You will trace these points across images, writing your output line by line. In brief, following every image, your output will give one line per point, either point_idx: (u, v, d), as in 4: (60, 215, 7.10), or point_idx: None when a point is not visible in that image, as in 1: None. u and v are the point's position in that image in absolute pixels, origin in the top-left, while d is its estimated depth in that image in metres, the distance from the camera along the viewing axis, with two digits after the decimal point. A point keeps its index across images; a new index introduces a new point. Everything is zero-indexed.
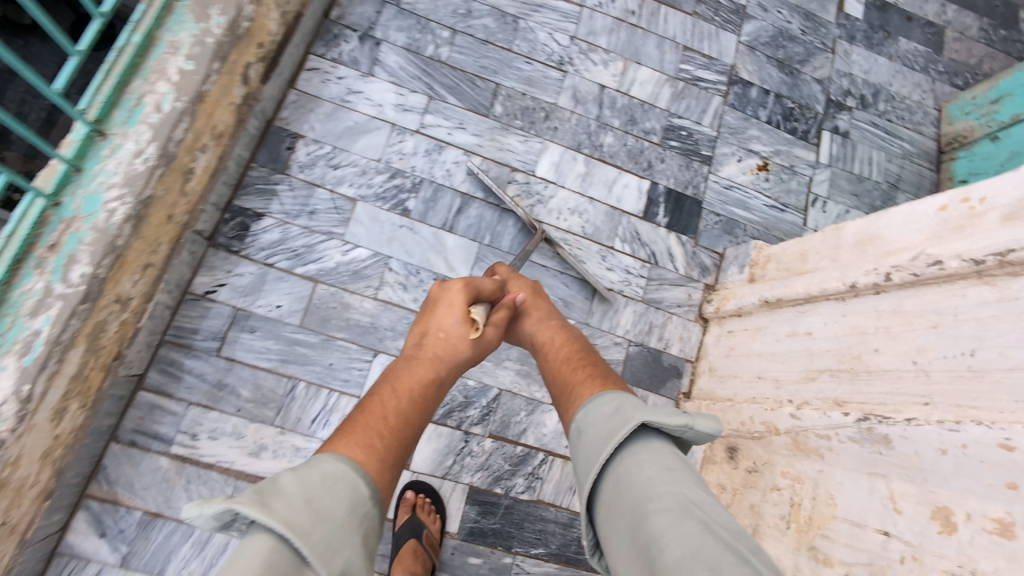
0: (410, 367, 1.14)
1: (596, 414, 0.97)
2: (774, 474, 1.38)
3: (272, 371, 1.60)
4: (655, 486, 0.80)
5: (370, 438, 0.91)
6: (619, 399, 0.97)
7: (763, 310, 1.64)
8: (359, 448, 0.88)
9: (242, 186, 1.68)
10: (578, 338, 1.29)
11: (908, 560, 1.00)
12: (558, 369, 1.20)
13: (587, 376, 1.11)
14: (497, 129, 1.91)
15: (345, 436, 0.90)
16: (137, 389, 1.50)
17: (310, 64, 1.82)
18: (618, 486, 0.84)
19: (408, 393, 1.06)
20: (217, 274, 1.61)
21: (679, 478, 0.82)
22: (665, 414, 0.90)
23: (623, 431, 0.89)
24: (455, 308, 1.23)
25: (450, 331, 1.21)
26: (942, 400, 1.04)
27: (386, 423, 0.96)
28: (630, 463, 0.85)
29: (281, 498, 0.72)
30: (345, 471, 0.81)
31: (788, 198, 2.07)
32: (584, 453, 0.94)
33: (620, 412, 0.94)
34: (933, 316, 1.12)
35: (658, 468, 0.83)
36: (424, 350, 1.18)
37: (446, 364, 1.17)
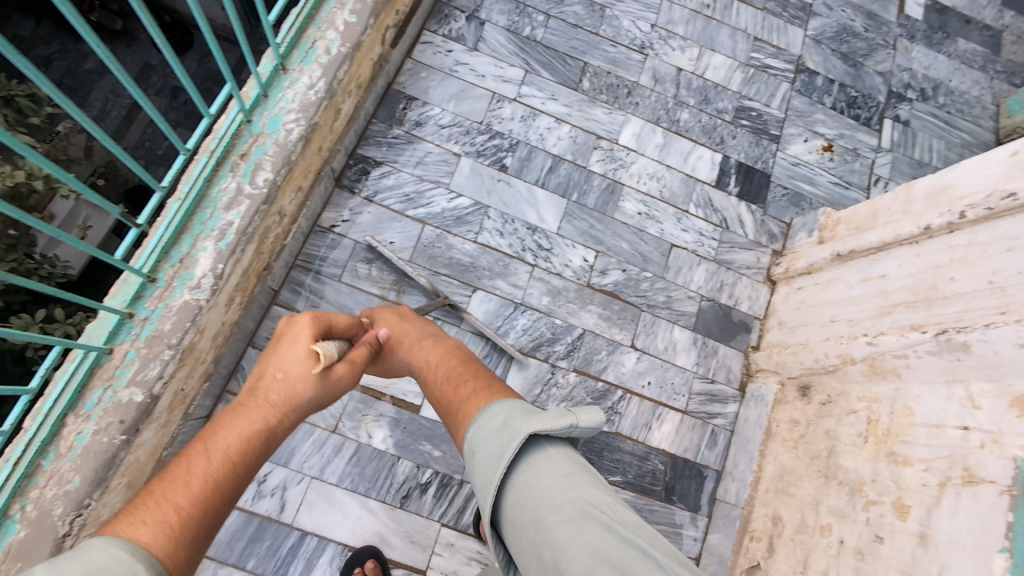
0: (235, 418, 0.90)
1: (481, 430, 0.98)
2: (849, 400, 1.49)
3: (385, 298, 1.78)
4: (555, 497, 0.87)
5: (162, 516, 0.74)
6: (504, 410, 0.99)
7: (834, 265, 1.78)
8: (146, 528, 0.72)
9: (364, 138, 1.91)
10: (456, 355, 1.24)
11: (987, 445, 1.11)
12: (445, 395, 1.14)
13: (471, 396, 1.08)
14: (585, 101, 2.11)
15: (132, 512, 0.74)
16: (271, 303, 1.70)
17: (424, 38, 2.06)
18: (519, 500, 0.90)
19: (224, 452, 0.84)
20: (341, 212, 1.83)
21: (575, 481, 0.90)
22: (551, 421, 0.94)
23: (513, 446, 0.92)
24: (299, 343, 1.02)
25: (293, 372, 0.97)
26: (1018, 307, 1.16)
27: (187, 491, 0.78)
28: (529, 477, 0.91)
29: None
30: (124, 557, 0.68)
31: (852, 177, 2.21)
32: (476, 471, 0.96)
33: (506, 426, 0.96)
34: (1008, 240, 1.25)
35: (555, 477, 0.90)
36: (258, 395, 0.96)
37: (285, 414, 0.95)
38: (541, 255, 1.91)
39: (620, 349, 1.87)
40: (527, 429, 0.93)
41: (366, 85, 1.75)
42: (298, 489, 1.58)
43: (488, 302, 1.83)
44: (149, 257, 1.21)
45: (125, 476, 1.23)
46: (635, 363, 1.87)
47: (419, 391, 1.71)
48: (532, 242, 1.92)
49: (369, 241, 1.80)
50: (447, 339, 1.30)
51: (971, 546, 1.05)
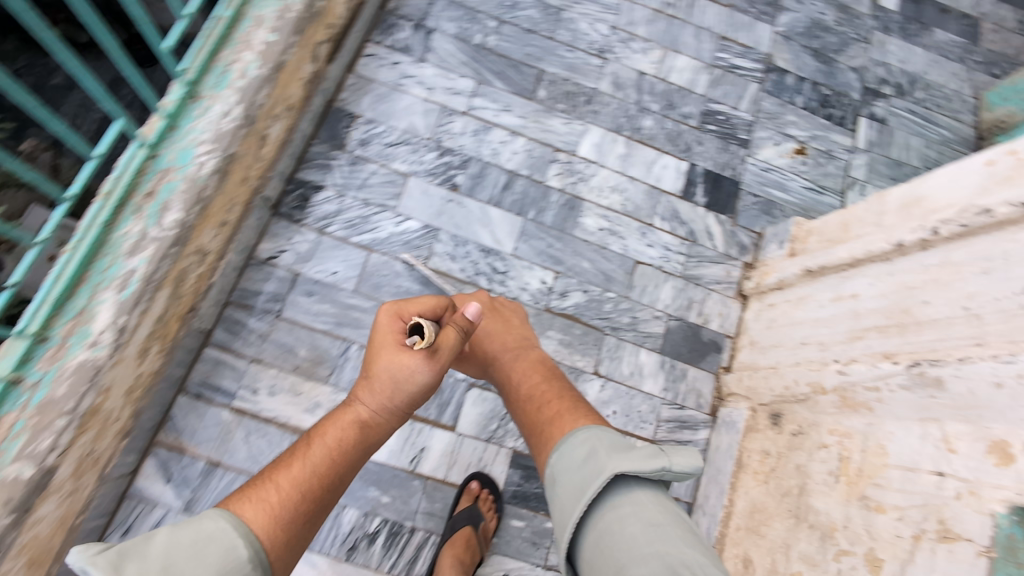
0: (335, 416, 1.13)
1: (563, 459, 1.11)
2: (820, 433, 1.39)
3: (328, 333, 1.67)
4: (636, 543, 0.93)
5: (265, 496, 0.97)
6: (589, 442, 1.10)
7: (805, 281, 1.67)
8: (251, 504, 0.95)
9: (304, 160, 1.79)
10: (539, 371, 1.39)
11: (965, 496, 1.01)
12: (530, 417, 1.28)
13: (553, 420, 1.22)
14: (541, 112, 1.99)
15: (254, 490, 0.98)
16: (204, 344, 1.59)
17: (367, 50, 1.94)
18: (598, 536, 0.98)
19: (324, 444, 1.08)
20: (279, 242, 1.71)
21: (661, 533, 0.94)
22: (639, 467, 1.01)
23: (598, 482, 1.02)
24: (384, 337, 1.16)
25: (383, 365, 1.13)
26: (994, 339, 1.06)
27: (287, 476, 1.01)
28: (610, 517, 0.98)
29: (135, 564, 0.82)
30: (223, 527, 0.89)
31: (826, 181, 2.10)
32: (559, 500, 1.07)
33: (591, 458, 1.07)
34: (983, 262, 1.15)
35: (640, 523, 0.96)
36: (358, 391, 1.15)
37: (379, 410, 1.14)
38: (496, 279, 1.80)
39: (583, 378, 1.76)
40: (611, 469, 1.01)
41: (300, 105, 1.62)
42: None
43: None
44: (35, 315, 1.07)
45: (21, 556, 1.12)
46: (599, 391, 1.76)
47: None
48: (486, 266, 1.80)
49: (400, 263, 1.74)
50: (530, 352, 1.45)
51: None
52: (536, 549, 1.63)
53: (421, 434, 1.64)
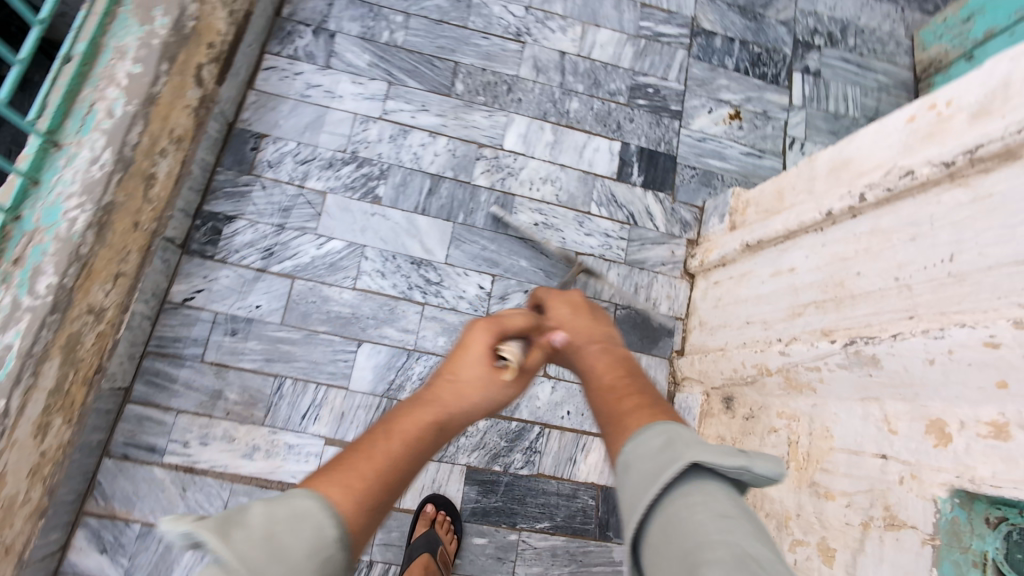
0: (409, 408, 0.82)
1: (639, 445, 0.72)
2: (770, 416, 1.35)
3: (258, 372, 1.59)
4: (710, 536, 0.57)
5: (349, 477, 0.65)
6: (672, 428, 0.71)
7: (745, 256, 1.61)
8: (338, 484, 0.63)
9: (210, 191, 1.67)
10: (623, 364, 0.95)
11: (907, 480, 0.97)
12: (603, 409, 0.86)
13: (635, 409, 0.80)
14: (460, 107, 1.89)
15: (327, 471, 0.65)
16: (125, 402, 1.50)
17: (266, 63, 1.81)
18: (664, 541, 0.60)
19: (400, 436, 0.73)
20: (193, 281, 1.60)
21: (747, 534, 0.57)
22: (721, 451, 0.66)
23: (668, 469, 0.64)
24: (472, 347, 0.95)
25: (468, 375, 0.92)
26: (926, 311, 1.00)
27: (369, 463, 0.68)
28: (682, 507, 0.61)
29: (246, 528, 0.54)
30: (314, 506, 0.59)
31: (765, 144, 2.03)
32: (623, 495, 0.69)
33: (669, 445, 0.69)
34: (911, 228, 1.09)
35: (718, 516, 0.59)
36: (434, 391, 0.88)
37: (453, 412, 0.85)
38: (431, 291, 1.72)
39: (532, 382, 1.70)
40: (690, 451, 0.65)
41: (191, 135, 1.50)
42: None
43: (377, 356, 1.65)
44: None
45: None
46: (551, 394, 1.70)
47: (309, 470, 1.55)
48: (418, 278, 1.72)
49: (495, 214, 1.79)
50: (619, 348, 1.02)
51: None
52: (501, 564, 1.59)
53: None
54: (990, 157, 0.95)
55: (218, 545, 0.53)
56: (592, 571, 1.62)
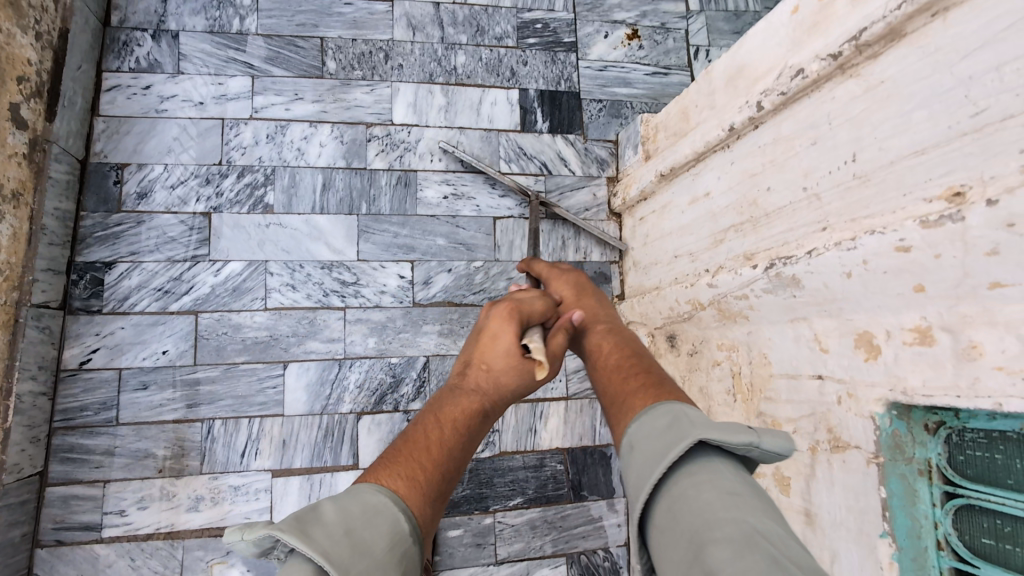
0: (451, 403, 0.89)
1: (647, 425, 0.70)
2: (711, 349, 1.30)
3: (182, 421, 1.48)
4: (717, 518, 0.55)
5: (412, 468, 0.78)
6: (680, 408, 0.70)
7: (663, 186, 1.52)
8: (404, 478, 0.76)
9: (80, 239, 1.50)
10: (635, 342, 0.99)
11: (845, 399, 0.93)
12: (615, 386, 0.85)
13: (644, 389, 0.79)
14: (337, 87, 1.71)
15: (389, 466, 0.77)
16: (43, 487, 1.39)
17: (107, 82, 1.59)
18: (670, 524, 0.58)
19: (450, 429, 0.85)
20: (86, 341, 1.46)
21: (755, 510, 0.55)
22: (730, 429, 0.64)
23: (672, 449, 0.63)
24: (503, 337, 0.96)
25: (501, 365, 0.94)
26: (838, 220, 0.93)
27: (429, 453, 0.81)
28: (686, 488, 0.60)
29: (322, 528, 0.63)
30: (386, 501, 0.71)
31: (669, 60, 1.92)
32: (628, 477, 0.67)
33: (669, 423, 0.68)
34: (811, 131, 1.00)
35: (724, 495, 0.58)
36: (470, 380, 0.95)
37: (493, 398, 0.92)
38: (349, 293, 1.60)
39: None
40: (697, 430, 0.63)
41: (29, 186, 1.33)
42: None
43: (307, 373, 1.55)
44: None
45: None
46: None
47: (263, 506, 1.48)
48: (333, 282, 1.60)
49: (443, 145, 1.71)
50: (626, 327, 1.06)
51: (853, 529, 0.90)
52: (482, 550, 1.56)
53: (324, 484, 1.52)
54: (876, 41, 0.86)
55: (300, 540, 0.61)
56: (574, 532, 1.62)
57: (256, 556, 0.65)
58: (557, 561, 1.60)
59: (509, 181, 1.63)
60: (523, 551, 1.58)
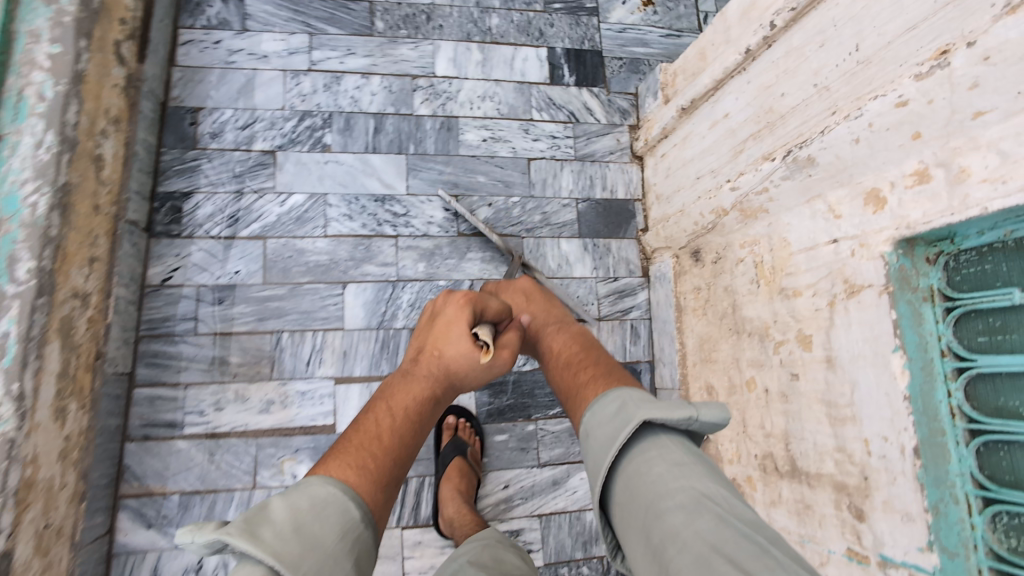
0: (407, 384, 1.09)
1: (601, 414, 0.90)
2: (734, 250, 1.47)
3: (254, 332, 1.63)
4: (668, 484, 0.75)
5: (362, 458, 0.89)
6: (622, 395, 0.89)
7: (683, 120, 1.71)
8: (351, 465, 0.86)
9: (160, 172, 1.67)
10: (579, 338, 1.20)
11: (857, 251, 1.09)
12: (567, 382, 1.09)
13: (594, 381, 1.00)
14: (385, 44, 1.88)
15: (341, 454, 0.89)
16: (131, 387, 1.53)
17: (182, 37, 1.77)
18: (629, 491, 0.79)
19: (403, 411, 1.02)
20: (167, 261, 1.62)
21: (693, 475, 0.76)
22: (666, 407, 0.83)
23: (626, 434, 0.82)
24: (456, 328, 1.13)
25: (451, 352, 1.12)
26: (845, 102, 1.10)
27: (379, 442, 0.93)
28: (639, 465, 0.80)
29: (271, 528, 0.72)
30: (336, 492, 0.80)
31: (680, 24, 2.12)
32: (590, 458, 0.87)
33: (621, 410, 0.87)
34: (818, 36, 1.19)
35: (669, 465, 0.78)
36: (422, 365, 1.13)
37: (443, 382, 1.12)
38: (400, 224, 1.77)
39: None
40: (641, 415, 0.82)
41: (127, 115, 1.50)
42: None
43: (364, 294, 1.71)
44: None
45: None
46: None
47: (327, 410, 1.63)
48: (386, 214, 1.76)
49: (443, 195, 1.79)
50: (571, 325, 1.27)
51: (870, 356, 1.06)
52: (525, 454, 1.71)
53: None
54: None
55: (250, 543, 0.69)
56: None
57: (210, 553, 0.73)
58: None
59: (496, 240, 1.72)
60: (563, 456, 1.72)
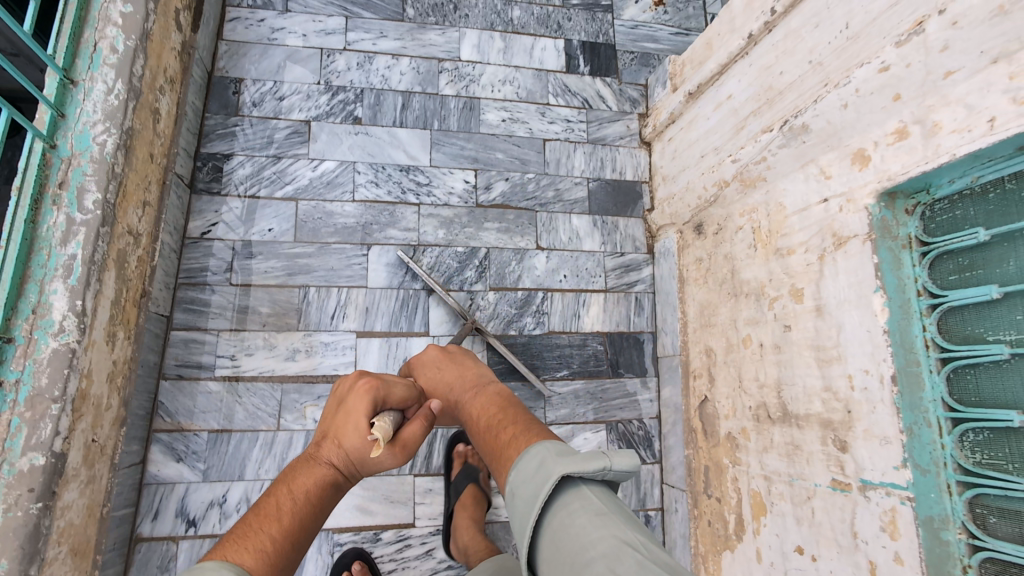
0: (308, 465, 0.94)
1: (520, 472, 0.83)
2: (734, 220, 1.59)
3: (283, 285, 1.74)
4: (589, 535, 0.71)
5: (256, 540, 0.78)
6: (542, 447, 0.84)
7: (689, 105, 1.84)
8: (248, 548, 0.76)
9: (204, 135, 1.80)
10: (496, 401, 1.08)
11: (845, 206, 1.21)
12: (490, 447, 0.96)
13: (514, 442, 0.89)
14: (415, 29, 2.02)
15: (234, 536, 0.78)
16: (169, 329, 1.64)
17: (230, 15, 1.91)
18: (554, 548, 0.74)
19: (306, 489, 0.89)
20: (207, 216, 1.74)
21: (613, 524, 0.73)
22: (585, 458, 0.80)
23: (545, 492, 0.77)
24: (356, 415, 0.99)
25: (352, 442, 0.96)
26: (836, 73, 1.23)
27: (277, 518, 0.82)
28: (562, 518, 0.75)
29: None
30: None
31: (689, 24, 2.27)
32: (515, 517, 0.82)
33: (540, 464, 0.82)
34: (813, 19, 1.32)
35: (591, 515, 0.74)
36: (324, 452, 0.96)
37: (349, 470, 0.97)
38: (423, 192, 1.89)
39: (528, 255, 1.91)
40: (560, 468, 0.78)
41: (180, 78, 1.64)
42: None
43: (387, 256, 1.82)
44: None
45: (63, 544, 1.21)
46: (546, 263, 1.92)
47: (349, 361, 1.73)
48: (410, 182, 1.89)
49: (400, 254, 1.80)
50: (487, 388, 1.14)
51: (855, 299, 1.17)
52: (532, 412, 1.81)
53: (399, 346, 1.77)
54: None
55: None
56: (612, 404, 1.86)
57: None
58: (598, 427, 1.84)
59: (451, 302, 1.72)
60: (568, 416, 1.82)
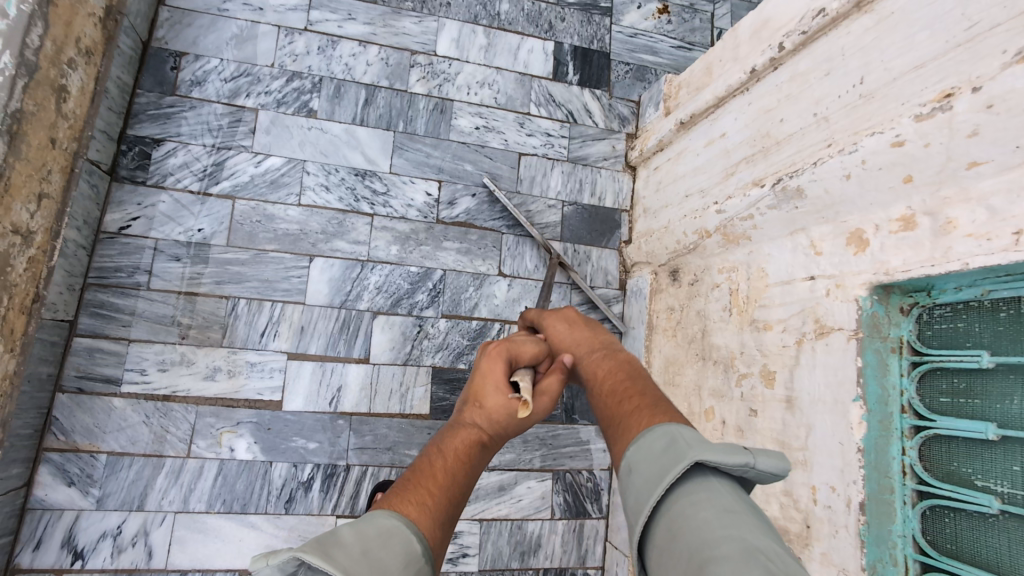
0: (449, 431, 0.84)
1: (641, 456, 0.60)
2: (712, 275, 1.42)
3: (209, 295, 1.56)
4: (712, 533, 0.49)
5: (420, 496, 0.68)
6: (673, 432, 0.60)
7: (681, 135, 1.66)
8: (413, 506, 0.66)
9: (133, 115, 1.60)
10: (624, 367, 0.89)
11: (833, 291, 1.04)
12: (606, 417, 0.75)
13: (638, 405, 0.70)
14: (388, 14, 1.80)
15: (393, 498, 0.68)
16: (71, 335, 1.47)
17: None
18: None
19: (453, 454, 0.78)
20: (127, 209, 1.55)
21: (747, 528, 0.49)
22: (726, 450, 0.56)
23: (665, 475, 0.56)
24: (494, 372, 0.91)
25: (493, 400, 0.87)
26: (843, 136, 1.04)
27: (434, 478, 0.72)
28: (680, 508, 0.53)
29: (344, 549, 0.56)
30: (400, 525, 0.62)
31: (693, 36, 2.08)
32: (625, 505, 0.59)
33: (663, 445, 0.60)
34: (825, 65, 1.14)
35: (717, 510, 0.52)
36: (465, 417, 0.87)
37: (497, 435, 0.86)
38: (378, 202, 1.70)
39: (488, 281, 1.74)
40: (690, 453, 0.56)
41: (100, 49, 1.43)
42: (163, 530, 1.46)
43: (331, 270, 1.64)
44: None
45: None
46: (507, 291, 1.75)
47: (276, 385, 1.57)
48: (365, 190, 1.70)
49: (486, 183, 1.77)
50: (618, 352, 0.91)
51: (830, 401, 1.01)
52: None
53: (334, 373, 1.60)
54: None
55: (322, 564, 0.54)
56: (562, 452, 1.72)
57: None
58: (543, 475, 1.71)
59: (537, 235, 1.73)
60: (514, 462, 1.68)
